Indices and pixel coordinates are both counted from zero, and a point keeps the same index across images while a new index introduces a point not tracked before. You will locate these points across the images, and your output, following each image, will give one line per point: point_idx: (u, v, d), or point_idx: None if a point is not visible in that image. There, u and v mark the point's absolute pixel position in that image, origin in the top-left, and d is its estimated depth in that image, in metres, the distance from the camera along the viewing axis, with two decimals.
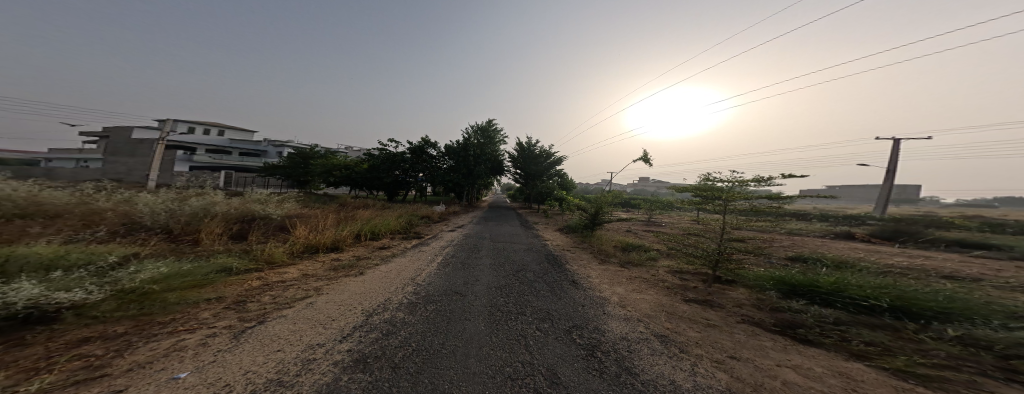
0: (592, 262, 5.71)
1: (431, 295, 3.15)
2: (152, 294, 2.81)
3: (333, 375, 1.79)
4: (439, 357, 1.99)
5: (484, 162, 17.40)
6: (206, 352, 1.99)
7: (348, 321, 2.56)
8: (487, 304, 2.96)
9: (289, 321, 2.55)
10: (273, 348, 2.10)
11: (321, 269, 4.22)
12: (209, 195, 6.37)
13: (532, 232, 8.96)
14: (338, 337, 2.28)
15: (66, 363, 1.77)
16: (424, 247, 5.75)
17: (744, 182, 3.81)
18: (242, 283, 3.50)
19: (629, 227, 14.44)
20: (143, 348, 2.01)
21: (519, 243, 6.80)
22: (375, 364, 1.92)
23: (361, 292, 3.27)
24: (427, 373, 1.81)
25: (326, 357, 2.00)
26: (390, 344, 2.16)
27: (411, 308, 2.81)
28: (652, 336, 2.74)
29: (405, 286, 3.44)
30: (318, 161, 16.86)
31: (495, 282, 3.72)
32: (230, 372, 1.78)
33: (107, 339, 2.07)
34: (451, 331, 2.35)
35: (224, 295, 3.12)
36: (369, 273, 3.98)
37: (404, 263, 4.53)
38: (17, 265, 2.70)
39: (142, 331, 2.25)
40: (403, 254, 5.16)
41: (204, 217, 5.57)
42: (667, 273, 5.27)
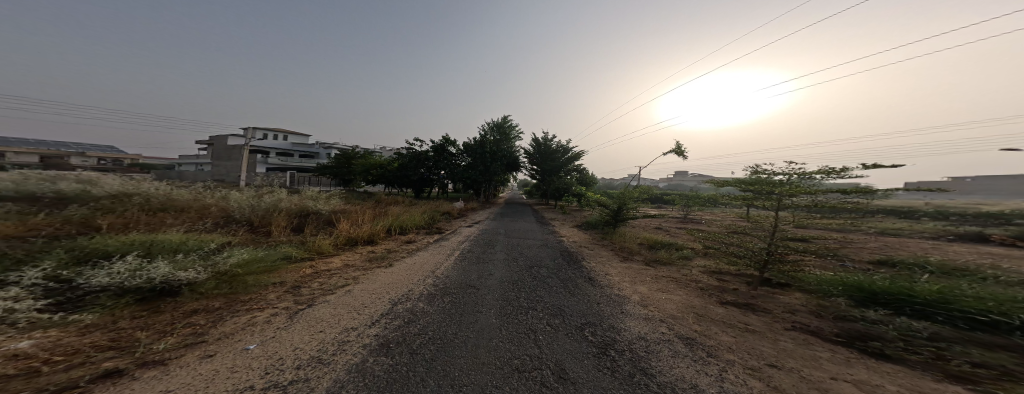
0: (612, 260, 5.59)
1: (448, 287, 3.30)
2: (239, 276, 3.23)
3: (362, 357, 1.97)
4: (452, 346, 2.10)
5: (501, 159, 17.49)
6: (269, 329, 2.29)
7: (377, 308, 2.77)
8: (499, 298, 3.04)
9: (331, 306, 2.83)
10: (317, 329, 2.35)
11: (359, 260, 4.60)
12: (278, 193, 7.34)
13: (547, 228, 8.98)
14: (368, 322, 2.49)
15: (181, 329, 2.16)
16: (444, 242, 5.96)
17: (807, 174, 3.45)
18: (297, 270, 3.93)
19: (661, 224, 13.71)
20: (229, 320, 2.38)
21: (533, 239, 6.86)
22: (397, 349, 2.08)
23: (389, 282, 3.52)
24: (441, 361, 1.93)
25: (357, 340, 2.20)
26: (410, 331, 2.32)
27: (430, 299, 2.97)
28: (675, 337, 2.65)
29: (425, 278, 3.63)
30: (357, 160, 18.16)
31: (508, 276, 3.79)
32: (284, 347, 2.03)
33: (208, 312, 2.49)
34: (464, 322, 2.45)
35: (285, 279, 3.53)
36: (397, 265, 4.26)
37: (426, 256, 4.77)
38: (159, 248, 3.42)
39: (231, 306, 2.66)
40: (428, 248, 5.41)
41: (274, 211, 6.31)
42: (701, 273, 5.01)
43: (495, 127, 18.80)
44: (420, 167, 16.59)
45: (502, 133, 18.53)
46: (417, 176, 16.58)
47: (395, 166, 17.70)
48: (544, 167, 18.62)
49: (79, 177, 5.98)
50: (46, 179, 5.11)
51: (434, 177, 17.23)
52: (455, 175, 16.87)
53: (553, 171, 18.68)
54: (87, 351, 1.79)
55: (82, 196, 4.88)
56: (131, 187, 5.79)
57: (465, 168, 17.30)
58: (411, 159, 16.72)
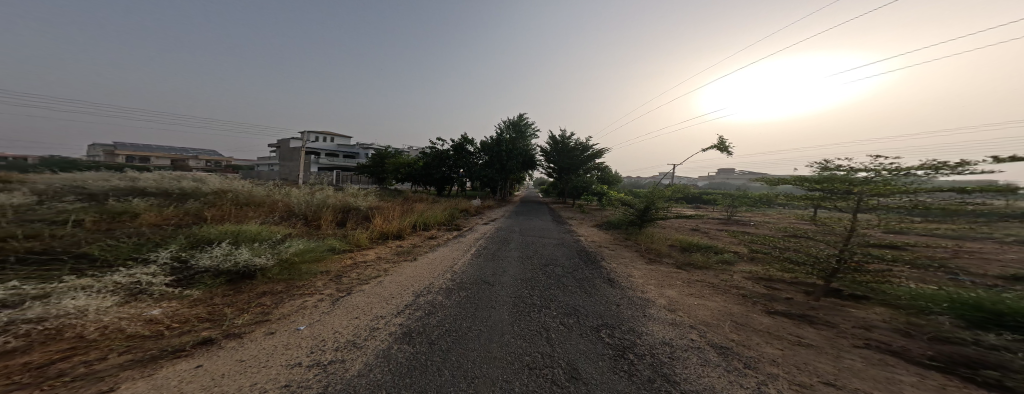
0: (637, 261, 5.36)
1: (464, 282, 3.40)
2: (296, 264, 3.64)
3: (388, 343, 2.13)
4: (466, 339, 2.18)
5: (519, 157, 17.43)
6: (316, 312, 2.56)
7: (402, 300, 2.95)
8: (512, 295, 3.08)
9: (364, 295, 3.07)
10: (353, 315, 2.57)
11: (389, 253, 4.92)
12: (328, 190, 8.18)
13: (564, 228, 8.84)
14: (395, 311, 2.66)
15: (251, 308, 2.57)
16: (461, 239, 6.14)
17: (904, 170, 2.79)
18: (340, 260, 4.32)
19: (696, 225, 12.77)
20: (286, 303, 2.72)
21: (549, 238, 6.80)
22: (417, 338, 2.21)
23: (414, 275, 3.73)
24: (455, 352, 2.02)
25: (384, 328, 2.37)
26: (430, 322, 2.45)
27: (448, 293, 3.09)
28: (705, 345, 2.50)
29: (444, 273, 3.77)
30: (389, 160, 19.33)
31: (522, 274, 3.81)
32: (327, 329, 2.27)
33: (273, 294, 2.90)
34: (478, 317, 2.52)
35: (330, 268, 3.90)
36: (420, 260, 4.49)
37: (446, 252, 4.94)
38: (253, 234, 4.17)
39: (287, 291, 3.04)
40: (449, 244, 5.61)
41: (324, 206, 6.97)
42: (744, 279, 4.60)
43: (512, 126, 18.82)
44: (442, 166, 17.24)
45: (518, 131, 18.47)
46: (439, 174, 17.11)
47: (421, 164, 18.46)
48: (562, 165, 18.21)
49: (192, 176, 7.42)
50: (177, 178, 6.52)
51: (455, 176, 17.79)
52: (473, 173, 17.10)
53: (572, 169, 18.21)
54: (194, 321, 2.27)
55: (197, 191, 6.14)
56: (228, 183, 7.06)
57: (482, 166, 17.49)
58: (433, 158, 17.44)
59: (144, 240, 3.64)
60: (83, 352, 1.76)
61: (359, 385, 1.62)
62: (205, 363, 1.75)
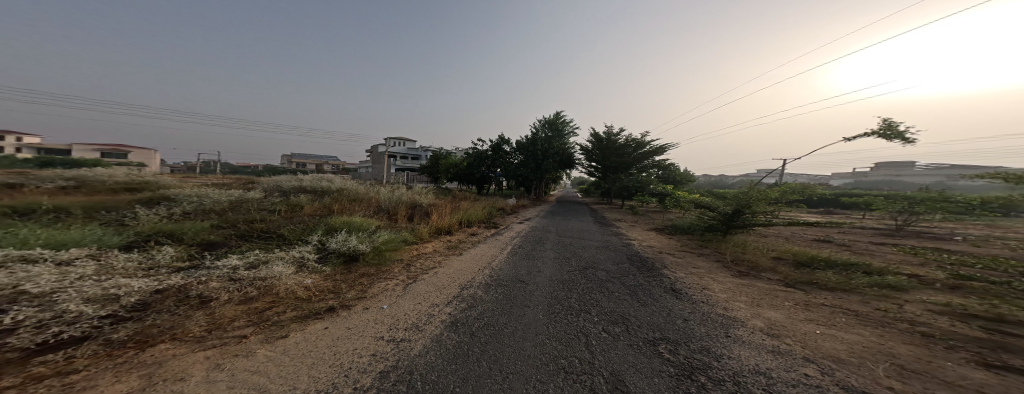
0: (709, 272, 4.53)
1: (499, 279, 3.47)
2: (383, 252, 4.29)
3: (440, 329, 2.33)
4: (502, 335, 2.24)
5: (557, 155, 16.69)
6: (392, 295, 2.98)
7: (450, 292, 3.16)
8: (548, 296, 3.01)
9: (425, 283, 3.40)
10: (419, 300, 2.91)
11: (441, 247, 5.35)
12: (402, 188, 9.39)
13: (613, 230, 8.15)
14: (445, 301, 2.90)
15: (354, 285, 3.16)
16: (499, 236, 6.24)
17: None
18: (409, 250, 4.90)
19: (813, 233, 9.91)
20: (377, 285, 3.23)
21: (592, 240, 6.35)
22: (462, 328, 2.36)
23: (461, 269, 3.96)
24: (492, 346, 2.09)
25: (437, 315, 2.60)
26: (472, 315, 2.59)
27: (486, 288, 3.21)
28: (833, 386, 1.77)
29: (482, 270, 3.90)
30: (441, 160, 20.86)
31: (558, 275, 3.68)
32: (405, 310, 2.64)
33: (369, 276, 3.49)
34: (513, 314, 2.56)
35: (402, 257, 4.45)
36: (465, 255, 4.75)
37: (484, 249, 5.10)
38: (365, 225, 5.18)
39: (377, 274, 3.61)
40: (490, 241, 5.80)
41: (401, 202, 8.00)
42: (884, 297, 3.37)
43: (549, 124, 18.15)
44: (481, 165, 17.60)
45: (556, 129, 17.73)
46: (480, 174, 17.59)
47: (465, 165, 19.29)
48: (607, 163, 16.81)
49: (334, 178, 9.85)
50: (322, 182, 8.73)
51: (491, 175, 18.09)
52: (510, 172, 17.05)
53: (619, 167, 16.67)
54: (327, 292, 2.91)
55: (331, 190, 8.17)
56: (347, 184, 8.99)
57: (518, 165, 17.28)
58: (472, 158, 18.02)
59: (311, 225, 4.87)
60: (279, 305, 2.52)
61: (417, 366, 1.80)
62: (330, 325, 2.25)
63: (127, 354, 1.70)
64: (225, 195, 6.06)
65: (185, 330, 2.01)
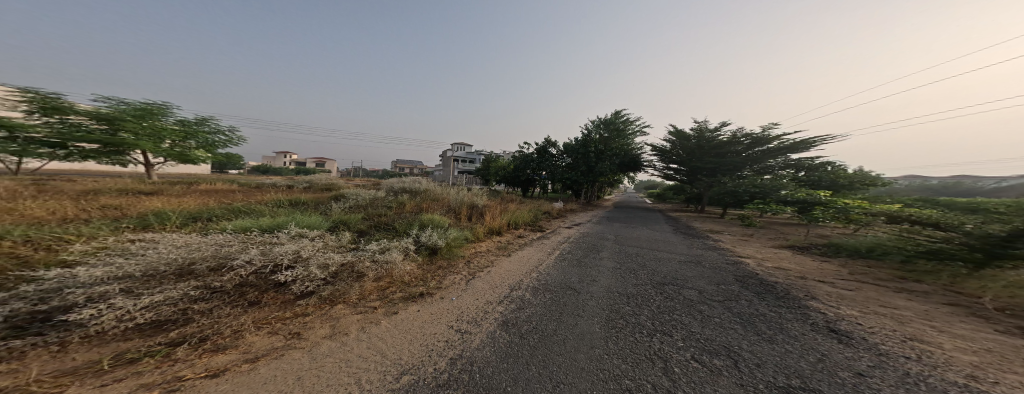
0: (820, 289, 3.43)
1: (549, 285, 3.32)
2: (450, 249, 4.55)
3: (494, 329, 2.25)
4: (553, 342, 2.11)
5: (608, 159, 15.04)
6: (457, 289, 3.07)
7: (494, 293, 3.08)
8: (604, 307, 2.74)
9: (480, 281, 3.44)
10: (482, 296, 2.94)
11: (491, 247, 5.47)
12: (465, 190, 9.99)
13: (687, 239, 6.99)
14: (495, 300, 2.84)
15: (440, 276, 3.42)
16: (545, 240, 6.07)
17: None
18: (467, 248, 5.12)
19: None
20: (449, 278, 3.42)
21: (656, 249, 5.59)
22: (514, 330, 2.27)
23: (508, 270, 3.94)
24: (541, 351, 1.97)
25: (492, 311, 2.57)
26: (521, 317, 2.54)
27: (535, 291, 3.13)
28: None
29: (530, 273, 3.82)
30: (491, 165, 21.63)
31: (617, 287, 3.31)
32: (472, 303, 2.71)
33: (440, 269, 3.74)
34: (564, 322, 2.43)
35: (462, 253, 4.65)
36: (512, 256, 4.74)
37: (530, 252, 5.01)
38: (444, 222, 5.54)
39: (446, 267, 3.83)
40: (539, 244, 5.71)
41: (466, 204, 8.51)
42: None
43: (603, 124, 16.46)
44: (527, 168, 17.24)
45: (611, 130, 15.98)
46: (525, 177, 17.32)
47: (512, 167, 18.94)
48: (702, 161, 14.52)
49: (422, 180, 11.16)
50: (418, 185, 9.96)
51: (537, 178, 17.43)
52: (555, 175, 16.25)
53: (719, 167, 13.98)
54: (418, 280, 3.18)
55: (422, 191, 9.35)
56: (427, 185, 10.14)
57: (564, 169, 16.26)
58: (520, 161, 17.71)
59: (419, 221, 5.46)
60: (393, 287, 2.92)
61: (476, 357, 1.80)
62: (421, 309, 2.47)
63: (322, 310, 2.31)
64: (367, 194, 7.78)
65: (349, 296, 2.58)
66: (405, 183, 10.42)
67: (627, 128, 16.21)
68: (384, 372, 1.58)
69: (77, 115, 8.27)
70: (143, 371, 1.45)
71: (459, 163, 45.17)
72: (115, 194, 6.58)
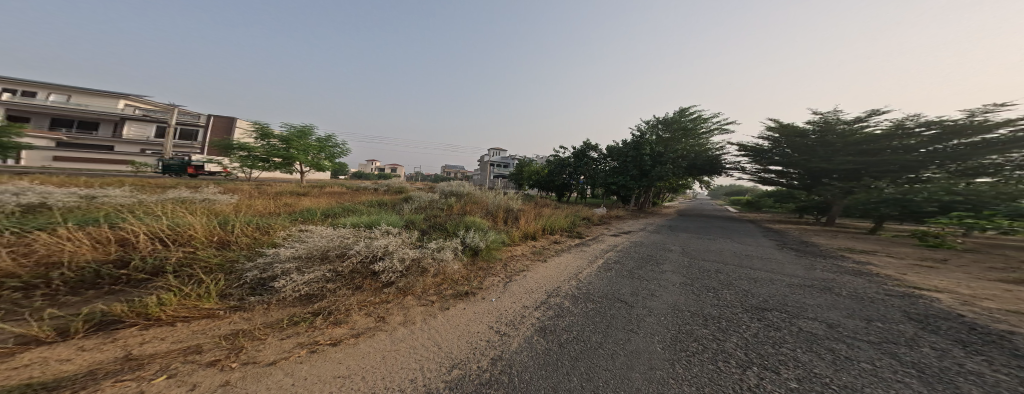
0: (957, 321, 2.63)
1: (596, 296, 3.11)
2: (489, 252, 4.55)
3: (530, 332, 2.13)
4: (598, 355, 1.94)
5: (663, 162, 13.60)
6: (495, 290, 3.05)
7: (534, 297, 2.98)
8: (664, 325, 2.47)
9: (517, 285, 3.34)
10: (521, 299, 2.85)
11: (526, 251, 5.37)
12: (503, 195, 10.04)
13: (753, 250, 6.04)
14: (532, 305, 2.72)
15: (485, 278, 3.42)
16: (585, 247, 5.77)
17: None
18: (506, 252, 5.06)
19: None
20: (489, 278, 3.43)
21: (717, 261, 4.92)
22: (551, 336, 2.10)
23: (545, 276, 3.81)
24: (584, 362, 1.81)
25: (530, 315, 2.46)
26: (560, 324, 2.34)
27: (575, 300, 2.96)
28: None
29: (569, 280, 3.66)
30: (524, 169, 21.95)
31: (680, 304, 2.96)
32: (513, 305, 2.66)
33: (482, 270, 3.77)
34: (612, 336, 2.25)
35: (500, 256, 4.59)
36: (549, 262, 4.56)
37: (567, 259, 4.79)
38: (476, 224, 5.58)
39: (487, 269, 3.85)
40: (572, 251, 5.48)
41: (503, 208, 8.52)
42: None
43: (662, 124, 15.19)
44: (563, 171, 16.93)
45: (673, 129, 14.83)
46: (560, 180, 17.03)
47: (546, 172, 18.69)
48: (832, 160, 11.54)
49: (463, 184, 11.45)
50: (460, 190, 10.24)
51: (575, 183, 16.83)
52: (597, 179, 15.19)
53: (865, 167, 10.64)
54: (463, 279, 3.22)
55: (463, 194, 9.77)
56: (469, 189, 10.47)
57: (609, 172, 15.06)
58: (556, 164, 17.28)
59: (461, 223, 5.63)
60: (446, 283, 3.00)
61: (514, 360, 1.73)
62: (468, 307, 2.50)
63: (395, 300, 2.48)
64: (426, 197, 8.36)
65: (413, 288, 2.76)
66: (452, 186, 10.97)
67: (691, 127, 14.76)
68: (439, 363, 1.62)
69: (275, 139, 15.34)
70: (300, 332, 1.88)
71: (501, 169, 46.81)
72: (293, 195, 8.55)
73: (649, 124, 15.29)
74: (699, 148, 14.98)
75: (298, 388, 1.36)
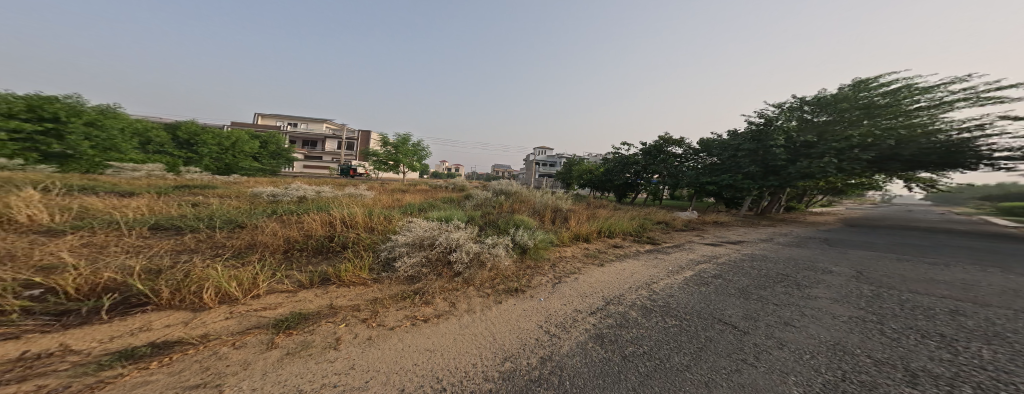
0: None
1: (683, 313, 2.64)
2: (537, 251, 4.38)
3: (586, 338, 2.00)
4: (682, 378, 1.66)
5: (801, 157, 9.91)
6: (545, 290, 2.94)
7: (594, 301, 2.77)
8: (796, 359, 1.89)
9: (568, 286, 3.13)
10: (571, 301, 2.70)
11: (578, 252, 4.86)
12: (555, 195, 9.52)
13: (952, 277, 3.95)
14: (589, 310, 2.53)
15: (537, 276, 3.36)
16: (659, 256, 4.92)
17: None
18: (552, 252, 4.68)
19: None
20: (538, 276, 3.36)
21: (876, 286, 3.45)
22: (610, 345, 1.93)
23: (605, 281, 3.47)
24: (660, 381, 1.59)
25: (582, 321, 2.28)
26: (624, 335, 2.11)
27: (646, 312, 2.62)
28: None
29: (640, 289, 3.25)
30: (576, 167, 21.04)
31: (830, 337, 2.19)
32: (565, 307, 2.54)
33: (532, 267, 3.70)
34: (703, 360, 1.89)
35: (548, 256, 4.33)
36: (609, 267, 4.08)
37: (633, 266, 4.22)
38: (517, 223, 5.49)
39: (535, 267, 3.74)
40: (636, 257, 4.78)
41: (552, 208, 7.90)
42: None
43: (815, 105, 10.87)
44: (626, 171, 14.99)
45: (836, 109, 10.28)
46: (620, 180, 15.25)
47: (602, 170, 16.98)
48: None
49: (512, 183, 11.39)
50: (506, 190, 10.31)
51: (642, 182, 14.73)
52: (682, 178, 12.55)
53: None
54: (514, 276, 3.24)
55: (516, 193, 9.68)
56: (520, 189, 10.39)
57: (706, 170, 12.26)
58: (617, 163, 15.43)
59: (508, 221, 5.65)
60: (497, 279, 3.07)
61: (566, 364, 1.66)
62: (516, 303, 2.53)
63: (460, 289, 2.73)
64: (480, 196, 8.65)
65: (474, 280, 2.96)
66: (502, 185, 11.34)
67: (869, 102, 9.96)
68: (493, 353, 1.71)
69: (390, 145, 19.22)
70: (409, 306, 2.30)
71: None
72: (399, 192, 10.32)
73: (779, 106, 11.38)
74: (887, 127, 9.36)
75: (404, 353, 1.66)
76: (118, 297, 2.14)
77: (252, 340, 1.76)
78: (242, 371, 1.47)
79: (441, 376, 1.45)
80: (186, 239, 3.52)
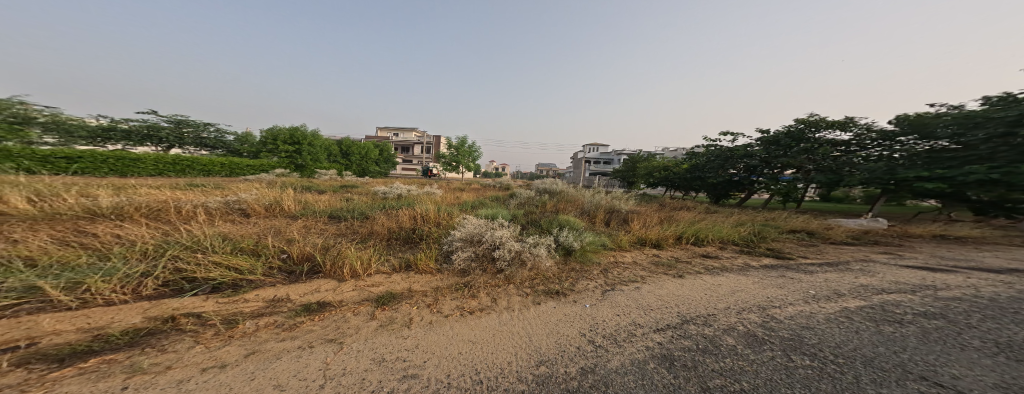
0: None
1: (831, 354, 1.86)
2: (581, 254, 4.09)
3: (646, 357, 1.76)
4: None
5: None
6: (593, 296, 2.73)
7: (667, 317, 2.42)
8: None
9: (625, 296, 2.83)
10: (621, 311, 2.43)
11: (645, 259, 4.35)
12: (617, 196, 8.70)
13: None
14: (654, 326, 2.22)
15: (585, 280, 3.17)
16: (750, 271, 4.03)
17: None
18: (606, 256, 4.31)
19: None
20: (582, 280, 3.14)
21: None
22: (681, 371, 1.66)
23: (680, 295, 3.01)
24: None
25: (642, 338, 2.01)
26: (708, 365, 1.77)
27: (752, 340, 2.09)
28: None
29: (750, 312, 2.62)
30: (645, 164, 19.00)
31: None
32: (608, 316, 2.32)
33: (575, 270, 3.50)
34: None
35: (600, 260, 4.00)
36: (690, 280, 3.52)
37: (733, 282, 3.53)
38: (558, 224, 5.25)
39: (582, 271, 3.51)
40: (745, 273, 3.92)
41: (610, 208, 7.32)
42: None
43: None
44: (728, 167, 11.49)
45: None
46: (721, 178, 11.63)
47: (684, 167, 14.10)
48: None
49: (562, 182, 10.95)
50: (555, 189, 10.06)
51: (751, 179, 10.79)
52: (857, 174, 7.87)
53: None
54: (558, 277, 3.12)
55: (574, 192, 9.31)
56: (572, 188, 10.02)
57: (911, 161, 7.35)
58: (716, 156, 12.15)
59: (551, 221, 5.49)
60: (541, 280, 2.99)
61: (613, 381, 1.49)
62: (557, 307, 2.40)
63: (501, 286, 2.76)
64: (529, 196, 8.62)
65: (517, 278, 2.95)
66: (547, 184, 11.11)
67: None
68: (529, 354, 1.66)
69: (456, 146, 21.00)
70: (466, 298, 2.42)
71: None
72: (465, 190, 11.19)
73: None
74: None
75: (454, 341, 1.76)
76: (311, 265, 2.85)
77: (364, 310, 2.11)
78: (354, 335, 1.76)
79: (479, 368, 1.48)
80: (349, 225, 4.49)
